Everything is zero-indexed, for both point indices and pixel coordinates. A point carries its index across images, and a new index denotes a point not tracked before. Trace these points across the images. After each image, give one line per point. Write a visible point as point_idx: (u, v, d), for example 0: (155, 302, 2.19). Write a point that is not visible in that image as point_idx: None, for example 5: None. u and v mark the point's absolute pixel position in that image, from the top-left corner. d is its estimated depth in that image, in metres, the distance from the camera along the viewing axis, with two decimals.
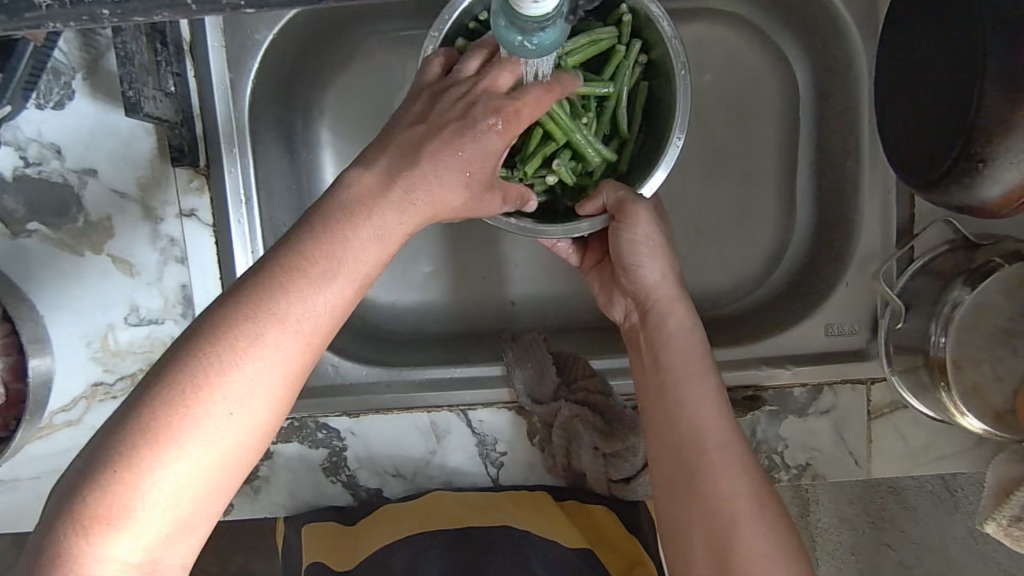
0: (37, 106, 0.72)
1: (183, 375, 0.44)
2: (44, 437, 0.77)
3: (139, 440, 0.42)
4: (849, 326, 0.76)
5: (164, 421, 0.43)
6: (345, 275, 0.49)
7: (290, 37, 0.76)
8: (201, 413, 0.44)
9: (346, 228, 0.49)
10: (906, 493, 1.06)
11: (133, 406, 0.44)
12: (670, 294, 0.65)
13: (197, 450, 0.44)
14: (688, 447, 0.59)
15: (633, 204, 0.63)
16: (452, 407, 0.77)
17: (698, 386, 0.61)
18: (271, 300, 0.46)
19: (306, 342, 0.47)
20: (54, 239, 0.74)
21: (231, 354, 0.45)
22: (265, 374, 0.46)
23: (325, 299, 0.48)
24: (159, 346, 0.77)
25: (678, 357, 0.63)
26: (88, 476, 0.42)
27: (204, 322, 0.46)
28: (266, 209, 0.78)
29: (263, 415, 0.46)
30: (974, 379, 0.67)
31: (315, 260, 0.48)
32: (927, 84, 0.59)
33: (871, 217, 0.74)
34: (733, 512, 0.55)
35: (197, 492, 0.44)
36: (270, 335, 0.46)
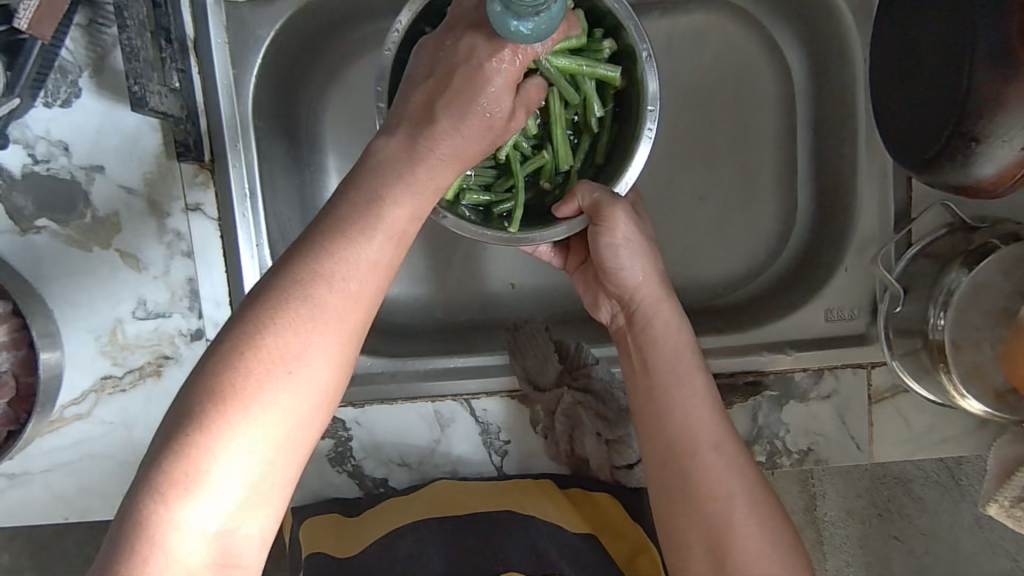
0: (45, 105, 0.74)
1: (243, 342, 0.45)
2: (54, 431, 0.78)
3: (205, 410, 0.44)
4: (849, 311, 0.77)
5: (231, 385, 0.45)
6: (390, 235, 0.50)
7: (292, 33, 0.77)
8: (265, 378, 0.45)
9: (384, 187, 0.50)
10: (913, 484, 1.06)
11: (200, 375, 0.45)
12: (657, 295, 0.65)
13: (267, 415, 0.45)
14: (678, 449, 0.60)
15: (608, 205, 0.62)
16: (456, 395, 0.77)
17: (687, 387, 0.62)
18: (316, 260, 0.47)
19: (355, 301, 0.48)
20: (63, 235, 0.75)
21: (286, 316, 0.46)
22: (324, 336, 0.47)
23: (371, 258, 0.49)
24: (166, 339, 0.78)
25: (667, 357, 0.63)
26: (164, 447, 0.44)
27: (259, 293, 0.47)
28: (269, 202, 0.79)
29: (321, 377, 0.47)
30: (974, 359, 0.68)
31: (357, 221, 0.49)
32: (918, 66, 0.60)
33: (869, 202, 0.75)
34: (722, 512, 0.56)
35: (270, 456, 0.46)
36: (319, 295, 0.47)
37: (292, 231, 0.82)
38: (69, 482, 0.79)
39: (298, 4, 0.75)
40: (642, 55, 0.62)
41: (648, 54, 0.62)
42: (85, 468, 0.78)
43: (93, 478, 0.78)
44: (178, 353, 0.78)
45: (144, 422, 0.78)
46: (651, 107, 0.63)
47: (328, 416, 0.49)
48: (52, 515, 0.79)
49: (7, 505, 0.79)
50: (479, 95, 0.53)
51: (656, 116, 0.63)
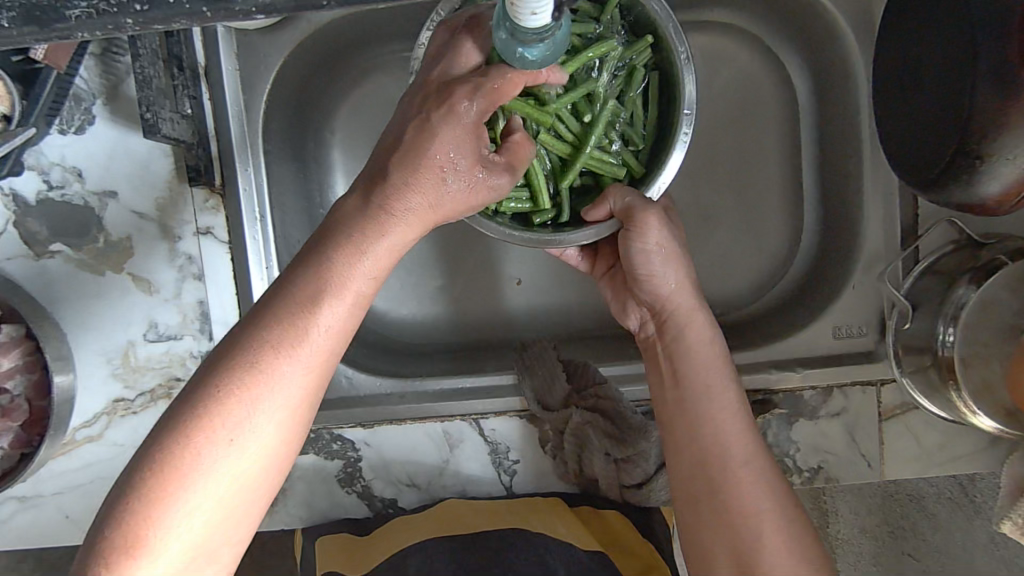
0: (59, 132, 0.75)
1: (198, 411, 0.48)
2: (67, 453, 0.78)
3: (155, 477, 0.47)
4: (858, 328, 0.77)
5: (174, 457, 0.47)
6: (342, 302, 0.51)
7: (300, 59, 0.78)
8: (213, 445, 0.47)
9: (337, 253, 0.51)
10: (926, 501, 1.06)
11: (153, 440, 0.48)
12: (690, 304, 0.65)
13: (218, 476, 0.48)
14: (712, 460, 0.59)
15: (641, 211, 0.62)
16: (464, 416, 0.78)
17: (721, 400, 0.62)
18: (265, 337, 0.49)
19: (304, 375, 0.50)
20: (76, 259, 0.77)
21: (233, 391, 0.48)
22: (277, 403, 0.49)
23: (323, 331, 0.50)
24: (178, 361, 0.78)
25: (701, 368, 0.63)
26: (114, 508, 0.47)
27: (212, 364, 0.49)
28: (279, 225, 0.80)
29: (269, 444, 0.50)
30: (983, 377, 0.67)
31: (310, 291, 0.50)
32: (922, 86, 0.60)
33: (874, 219, 0.75)
34: (754, 525, 0.56)
35: (222, 517, 0.49)
36: (267, 369, 0.49)
37: (302, 253, 0.83)
38: (80, 504, 0.79)
39: (308, 31, 0.76)
40: (678, 56, 0.62)
41: (685, 58, 0.62)
42: (95, 491, 0.79)
43: (104, 499, 0.79)
44: (189, 375, 0.78)
45: None
46: (688, 111, 0.63)
47: (281, 475, 0.52)
48: (63, 538, 0.79)
49: (19, 529, 0.79)
50: (431, 148, 0.51)
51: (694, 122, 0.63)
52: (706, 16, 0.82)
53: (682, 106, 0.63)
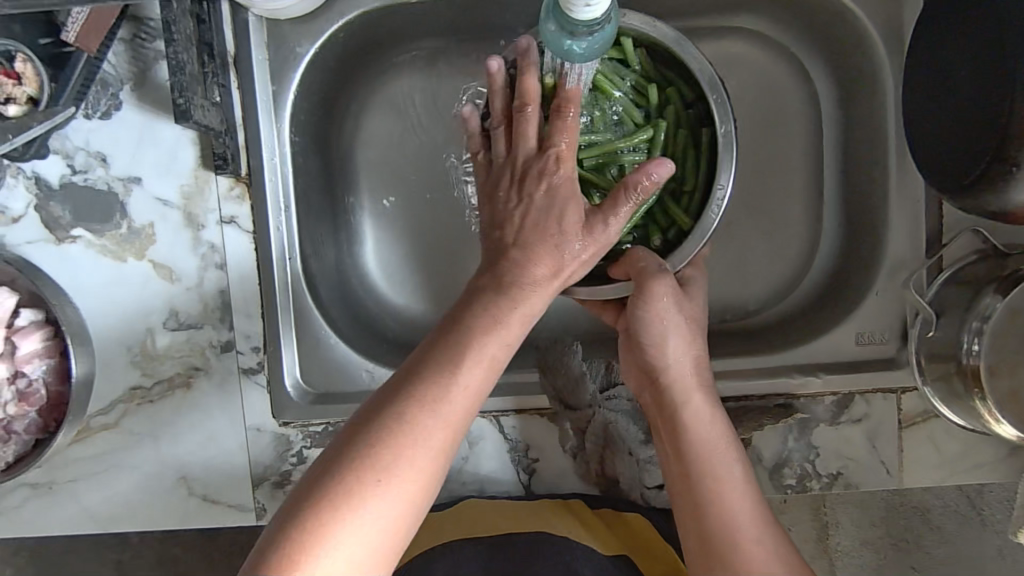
0: (86, 117, 0.75)
1: (356, 457, 0.50)
2: (82, 440, 0.78)
3: (301, 530, 0.47)
4: (880, 334, 0.77)
5: (337, 499, 0.48)
6: (480, 361, 0.55)
7: (330, 51, 0.78)
8: (369, 490, 0.49)
9: (476, 323, 0.57)
10: (932, 514, 1.06)
11: (314, 484, 0.49)
12: (700, 373, 0.66)
13: (360, 531, 0.48)
14: (716, 534, 0.59)
15: (654, 275, 0.65)
16: (484, 413, 0.77)
17: (722, 469, 0.62)
18: (419, 391, 0.53)
19: (448, 427, 0.53)
20: (97, 245, 0.76)
21: (389, 442, 0.50)
22: (423, 453, 0.51)
23: (463, 387, 0.54)
24: (197, 351, 0.78)
25: (699, 438, 0.63)
26: (275, 544, 0.47)
27: (371, 416, 0.52)
28: (303, 217, 0.79)
29: (410, 493, 0.51)
30: (1010, 386, 0.67)
31: (460, 350, 0.55)
32: (960, 95, 0.60)
33: (899, 226, 0.75)
34: None
35: (361, 567, 0.49)
36: (416, 417, 0.52)
37: (325, 246, 0.83)
38: (94, 492, 0.78)
39: (340, 22, 0.76)
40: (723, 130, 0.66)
41: (728, 134, 0.66)
42: (109, 479, 0.78)
43: (118, 488, 0.78)
44: (208, 365, 0.78)
45: (171, 434, 0.78)
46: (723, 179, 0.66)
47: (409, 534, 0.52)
48: (76, 526, 0.78)
49: (29, 516, 0.78)
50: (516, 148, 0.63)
51: (727, 192, 0.66)
52: (734, 20, 0.82)
53: (718, 179, 0.66)
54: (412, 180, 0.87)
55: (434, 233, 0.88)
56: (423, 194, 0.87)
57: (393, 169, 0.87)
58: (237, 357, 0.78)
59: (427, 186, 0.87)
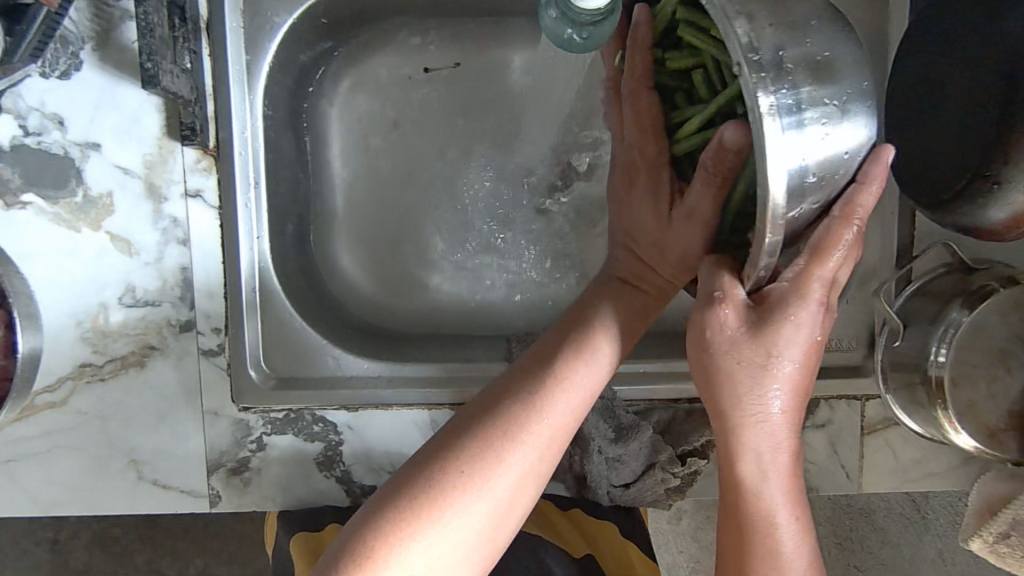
0: (42, 75, 0.70)
1: (455, 451, 0.54)
2: (23, 419, 0.73)
3: (401, 515, 0.51)
4: (847, 342, 0.78)
5: (437, 489, 0.52)
6: (585, 373, 0.59)
7: (308, 23, 0.75)
8: (468, 486, 0.53)
9: (585, 330, 0.62)
10: (877, 515, 1.09)
11: (416, 469, 0.54)
12: (780, 430, 0.52)
13: (456, 528, 0.52)
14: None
15: (717, 304, 0.50)
16: (452, 405, 0.76)
17: (773, 536, 0.52)
18: (526, 392, 0.57)
19: (553, 435, 0.56)
20: (49, 212, 0.72)
21: (495, 440, 0.54)
22: (521, 458, 0.55)
23: (569, 396, 0.58)
24: (154, 329, 0.74)
25: (754, 501, 0.52)
26: (366, 525, 0.51)
27: (481, 412, 0.57)
28: (272, 194, 0.76)
29: (507, 494, 0.54)
30: (969, 397, 0.70)
31: (566, 357, 0.60)
32: (940, 110, 0.61)
33: (873, 236, 0.76)
34: None
35: (452, 560, 0.52)
36: (521, 421, 0.56)
37: (292, 225, 0.80)
38: (36, 473, 0.74)
39: None
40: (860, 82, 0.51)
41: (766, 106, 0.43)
42: (53, 460, 0.74)
43: (62, 469, 0.74)
44: (165, 345, 0.74)
45: (121, 415, 0.74)
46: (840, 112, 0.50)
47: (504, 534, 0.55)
48: (15, 507, 0.74)
49: None
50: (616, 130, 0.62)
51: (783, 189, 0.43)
52: None
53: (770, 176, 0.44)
54: (386, 162, 0.85)
55: (408, 220, 0.85)
56: (399, 178, 0.85)
57: (367, 149, 0.85)
58: (197, 337, 0.75)
59: (403, 170, 0.85)
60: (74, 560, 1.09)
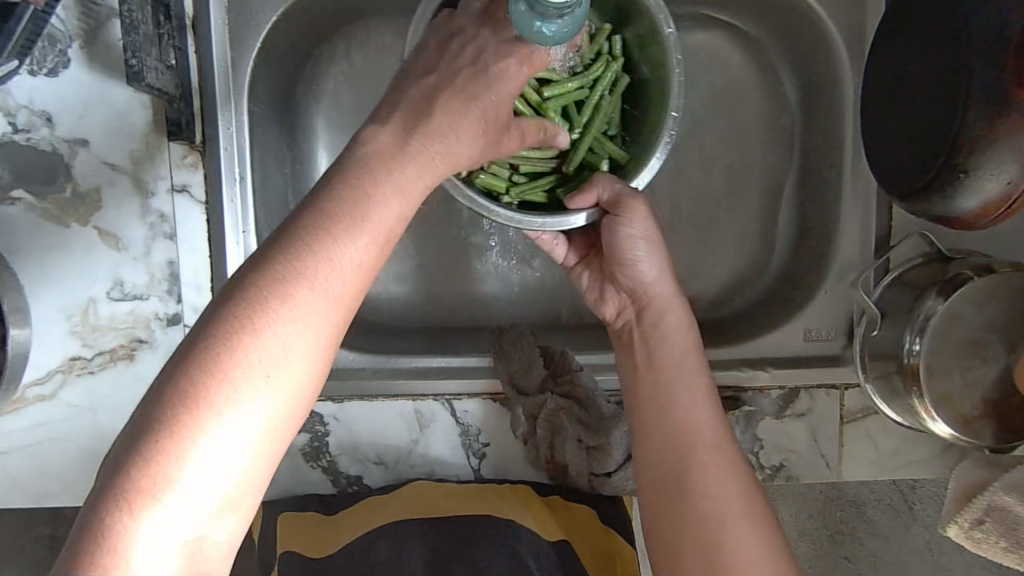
0: (30, 73, 0.71)
1: (228, 338, 0.43)
2: (15, 412, 0.74)
3: (186, 400, 0.42)
4: (826, 332, 0.79)
5: (193, 388, 0.42)
6: (371, 229, 0.48)
7: (293, 21, 0.76)
8: (229, 377, 0.43)
9: (371, 181, 0.48)
10: (866, 507, 1.10)
11: (182, 366, 0.43)
12: (659, 289, 0.65)
13: (260, 403, 0.44)
14: (704, 535, 0.57)
15: (631, 199, 0.62)
16: (436, 396, 0.77)
17: (689, 386, 0.63)
18: (307, 257, 0.45)
19: (331, 303, 0.46)
20: (39, 208, 0.73)
21: (238, 322, 0.44)
22: (303, 331, 0.45)
23: (356, 253, 0.47)
24: (142, 322, 0.75)
25: (671, 360, 0.64)
26: (149, 433, 0.41)
27: (228, 293, 0.45)
28: (258, 188, 0.78)
29: (297, 377, 0.45)
30: (945, 387, 0.70)
31: (344, 214, 0.47)
32: (914, 102, 0.62)
33: (850, 227, 0.77)
34: (717, 515, 0.58)
35: (253, 456, 0.44)
36: (293, 290, 0.45)
37: (280, 219, 0.82)
38: (27, 465, 0.75)
39: None
40: (673, 66, 0.62)
41: None
42: (44, 452, 0.75)
43: (53, 461, 0.75)
44: (153, 338, 0.76)
45: (111, 407, 0.76)
46: (675, 114, 0.63)
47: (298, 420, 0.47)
48: (7, 500, 0.75)
49: None
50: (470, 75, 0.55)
51: None
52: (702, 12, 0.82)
53: None
54: None
55: None
56: None
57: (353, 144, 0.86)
58: (185, 330, 0.76)
59: None
60: None
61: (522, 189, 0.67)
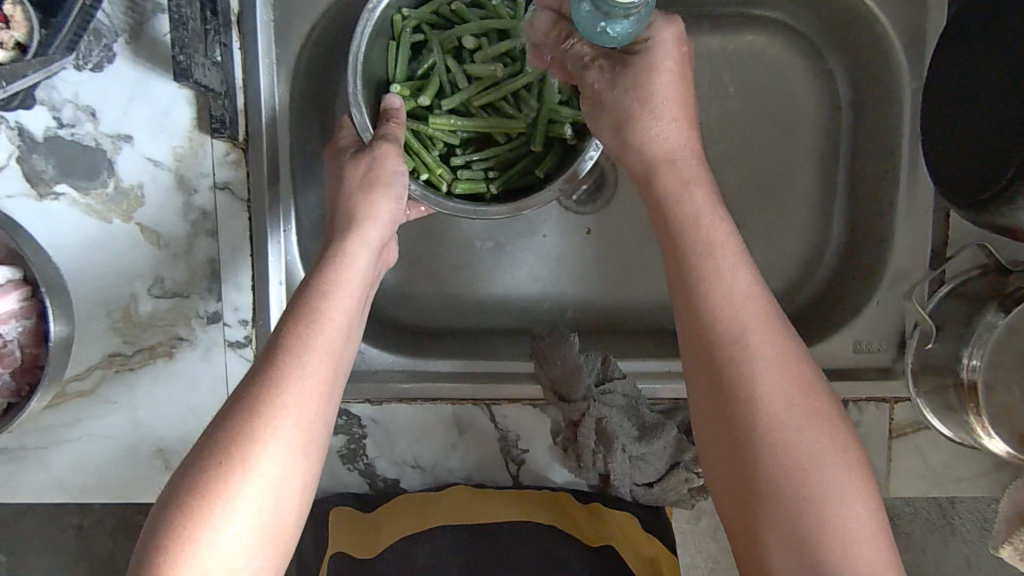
0: (76, 67, 0.71)
1: (216, 456, 0.48)
2: (55, 407, 0.74)
3: (187, 516, 0.46)
4: (877, 343, 0.76)
5: (190, 510, 0.46)
6: (330, 328, 0.54)
7: (340, 17, 0.75)
8: (222, 488, 0.47)
9: (318, 294, 0.55)
10: (901, 519, 1.06)
11: (176, 493, 0.47)
12: (683, 138, 0.58)
13: (252, 506, 0.48)
14: (747, 440, 0.50)
15: (658, 37, 0.58)
16: (476, 400, 0.76)
17: (717, 255, 0.53)
18: (276, 366, 0.51)
19: (309, 400, 0.51)
20: (82, 203, 0.73)
21: (228, 439, 0.48)
22: (283, 431, 0.49)
23: (321, 353, 0.52)
24: (182, 320, 0.75)
25: (691, 223, 0.55)
26: (153, 558, 0.46)
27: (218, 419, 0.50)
28: (299, 186, 0.77)
29: (284, 470, 0.49)
30: (1005, 400, 0.68)
31: (302, 327, 0.53)
32: (982, 110, 0.60)
33: (904, 236, 0.75)
34: (762, 405, 0.50)
35: (255, 549, 0.48)
36: (268, 399, 0.50)
37: (320, 219, 0.80)
38: (67, 461, 0.75)
39: None
40: None
41: None
42: (82, 447, 0.75)
43: (91, 456, 0.75)
44: (193, 336, 0.75)
45: (148, 404, 0.75)
46: None
47: (303, 509, 0.51)
48: (45, 495, 0.75)
49: None
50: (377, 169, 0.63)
51: None
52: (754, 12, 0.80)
53: None
54: None
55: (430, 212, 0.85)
56: None
57: None
58: (224, 329, 0.75)
59: None
60: (99, 548, 1.07)
61: (500, 179, 0.72)
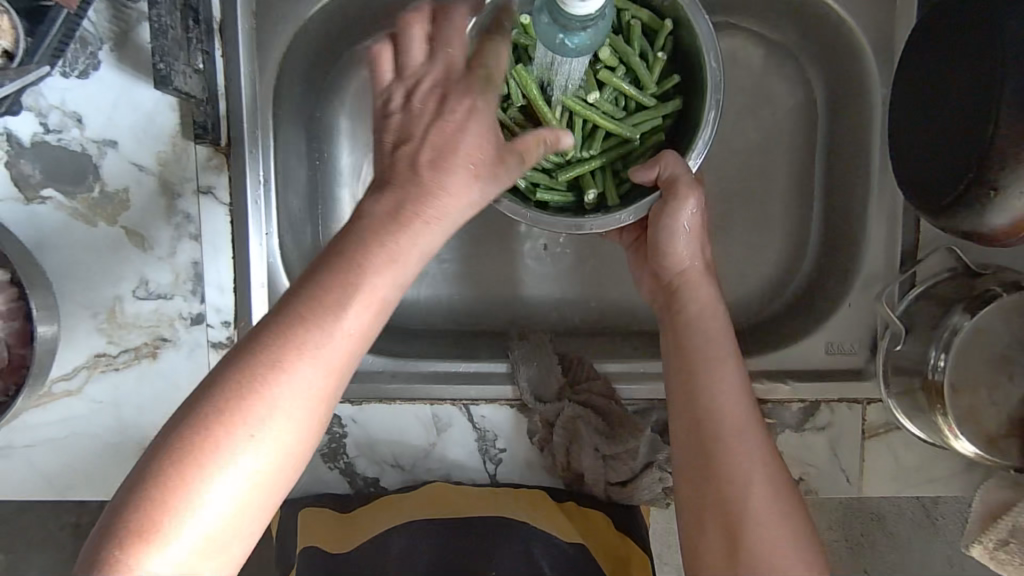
0: (62, 74, 0.73)
1: (222, 402, 0.46)
2: (42, 406, 0.76)
3: (184, 458, 0.45)
4: (849, 345, 0.78)
5: (188, 450, 0.45)
6: (368, 300, 0.48)
7: (322, 25, 0.77)
8: (228, 435, 0.46)
9: (360, 258, 0.48)
10: (887, 520, 1.07)
11: (177, 425, 0.46)
12: (686, 261, 0.65)
13: (250, 464, 0.46)
14: (725, 526, 0.57)
15: (684, 184, 0.63)
16: (454, 400, 0.77)
17: (715, 371, 0.61)
18: (301, 329, 0.47)
19: (329, 372, 0.48)
20: (69, 207, 0.74)
21: (244, 388, 0.46)
22: (297, 396, 0.47)
23: (354, 322, 0.48)
24: (166, 321, 0.76)
25: (706, 341, 0.62)
26: (141, 488, 0.45)
27: (238, 351, 0.47)
28: (281, 190, 0.78)
29: (288, 435, 0.47)
30: (970, 403, 0.69)
31: (332, 289, 0.47)
32: (942, 118, 0.61)
33: (876, 240, 0.76)
34: (740, 498, 0.57)
35: (244, 504, 0.47)
36: (291, 360, 0.47)
37: (300, 222, 0.81)
38: (53, 458, 0.77)
39: None
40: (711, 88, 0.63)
41: None
42: (69, 445, 0.77)
43: (77, 454, 0.77)
44: (177, 337, 0.77)
45: (133, 404, 0.77)
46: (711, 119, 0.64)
47: (297, 472, 0.50)
48: (32, 492, 0.77)
49: None
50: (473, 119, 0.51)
51: None
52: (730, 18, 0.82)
53: None
54: None
55: None
56: None
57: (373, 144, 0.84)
58: (207, 330, 0.77)
59: None
60: None
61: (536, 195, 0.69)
